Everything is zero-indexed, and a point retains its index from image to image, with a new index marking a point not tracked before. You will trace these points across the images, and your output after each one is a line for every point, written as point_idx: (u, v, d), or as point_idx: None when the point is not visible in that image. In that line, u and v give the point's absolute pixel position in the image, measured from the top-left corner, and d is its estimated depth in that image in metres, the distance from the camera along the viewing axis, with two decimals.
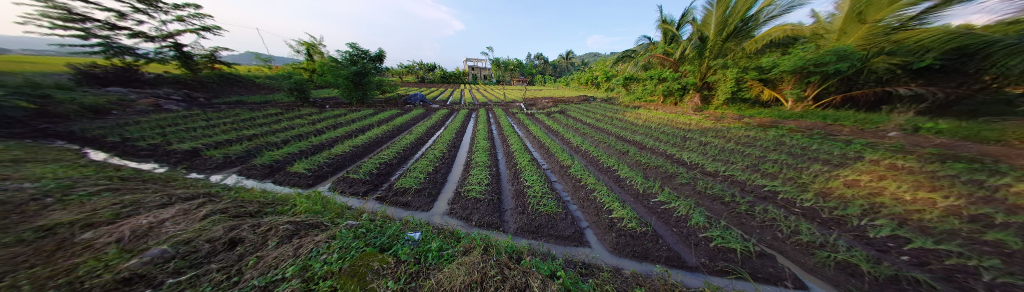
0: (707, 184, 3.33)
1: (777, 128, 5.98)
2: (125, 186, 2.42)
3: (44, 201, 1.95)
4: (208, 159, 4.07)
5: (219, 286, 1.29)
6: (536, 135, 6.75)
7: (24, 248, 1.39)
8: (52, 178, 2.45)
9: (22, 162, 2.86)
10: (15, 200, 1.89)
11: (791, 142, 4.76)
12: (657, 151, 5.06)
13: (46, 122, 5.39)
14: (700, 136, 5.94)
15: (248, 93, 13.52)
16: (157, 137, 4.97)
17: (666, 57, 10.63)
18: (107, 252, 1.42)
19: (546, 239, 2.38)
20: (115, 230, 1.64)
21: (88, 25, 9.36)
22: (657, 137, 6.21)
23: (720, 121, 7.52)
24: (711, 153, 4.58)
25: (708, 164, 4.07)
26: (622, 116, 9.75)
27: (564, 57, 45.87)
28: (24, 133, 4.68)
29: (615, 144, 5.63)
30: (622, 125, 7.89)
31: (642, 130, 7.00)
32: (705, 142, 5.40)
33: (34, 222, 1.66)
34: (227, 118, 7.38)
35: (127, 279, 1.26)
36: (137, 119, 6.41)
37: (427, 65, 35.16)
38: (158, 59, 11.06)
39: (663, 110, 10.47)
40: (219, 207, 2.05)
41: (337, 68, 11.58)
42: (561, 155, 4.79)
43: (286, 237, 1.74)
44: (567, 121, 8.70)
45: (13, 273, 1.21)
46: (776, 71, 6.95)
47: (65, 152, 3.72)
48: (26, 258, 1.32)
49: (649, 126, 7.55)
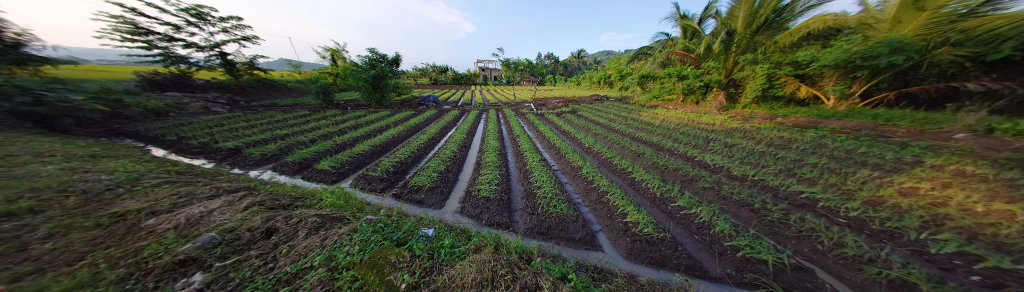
0: (732, 188, 3.12)
1: (816, 129, 5.41)
2: (180, 179, 2.76)
3: (116, 191, 2.28)
4: (248, 156, 4.51)
5: (259, 271, 1.45)
6: (547, 135, 6.67)
7: (100, 231, 1.64)
8: (124, 171, 2.85)
9: (99, 157, 3.36)
10: (95, 190, 2.23)
11: (832, 144, 4.27)
12: (677, 153, 4.78)
13: (117, 123, 6.29)
14: (725, 137, 5.53)
15: (282, 96, 14.74)
16: (205, 136, 5.59)
17: (687, 54, 10.12)
18: (167, 237, 1.64)
19: (555, 241, 2.35)
20: (173, 217, 1.88)
21: (150, 37, 10.76)
22: (676, 138, 5.88)
23: (749, 121, 6.97)
24: (738, 156, 4.24)
25: (735, 167, 3.77)
26: (637, 116, 9.37)
27: (576, 55, 44.99)
28: (101, 133, 5.52)
29: (629, 145, 5.43)
30: (637, 125, 7.56)
31: (659, 131, 6.67)
32: (731, 144, 5.03)
33: (110, 209, 1.94)
34: (263, 119, 8.13)
35: (182, 261, 1.44)
36: (188, 120, 7.24)
37: (440, 67, 36.35)
38: (206, 67, 12.43)
39: (683, 110, 9.90)
40: (258, 199, 2.27)
41: (357, 72, 12.19)
42: (571, 156, 4.70)
43: (314, 229, 1.88)
44: (578, 122, 8.51)
45: (91, 253, 1.43)
46: (815, 66, 6.32)
47: (133, 149, 4.32)
48: (103, 240, 1.55)
49: (667, 127, 7.17)
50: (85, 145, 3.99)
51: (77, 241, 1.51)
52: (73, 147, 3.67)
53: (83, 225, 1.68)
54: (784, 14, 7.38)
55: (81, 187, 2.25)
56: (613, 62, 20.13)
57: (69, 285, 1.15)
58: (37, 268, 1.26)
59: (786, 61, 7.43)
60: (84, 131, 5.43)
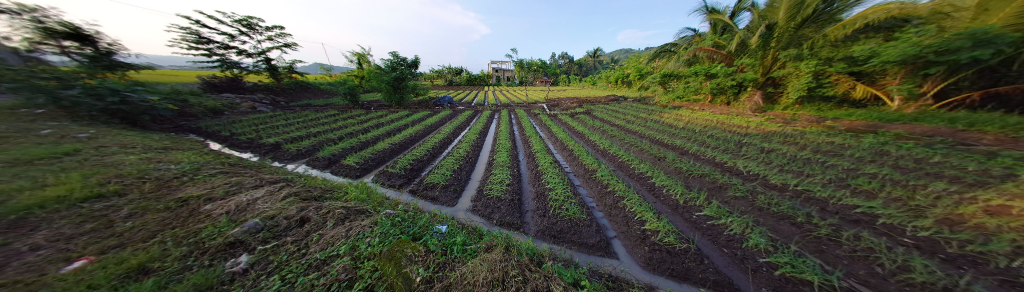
0: (770, 198, 2.81)
1: (876, 134, 4.69)
2: (231, 170, 3.14)
3: (181, 179, 2.66)
4: (286, 151, 5.01)
5: (294, 256, 1.61)
6: (560, 136, 6.55)
7: (168, 214, 1.94)
8: (188, 162, 3.31)
9: (169, 149, 3.95)
10: (167, 178, 2.63)
11: (895, 151, 3.67)
12: (704, 159, 4.43)
13: (183, 121, 7.33)
14: (760, 142, 5.00)
15: (315, 97, 16.25)
16: (251, 133, 6.32)
17: (717, 50, 9.65)
18: (219, 221, 1.88)
19: (567, 245, 2.29)
20: (225, 203, 2.15)
21: (210, 46, 12.41)
22: (702, 141, 5.44)
23: (791, 123, 6.25)
24: (777, 163, 3.80)
25: (772, 175, 3.40)
26: (659, 117, 8.83)
27: (591, 54, 43.76)
28: (172, 129, 6.47)
29: (649, 148, 5.14)
30: (657, 127, 7.13)
31: (682, 133, 6.24)
32: (768, 149, 4.53)
33: (178, 194, 2.29)
34: (299, 118, 8.97)
35: (230, 243, 1.66)
36: (238, 118, 8.22)
37: (454, 69, 37.34)
38: (254, 71, 14.02)
39: (712, 111, 9.20)
40: (294, 190, 2.51)
41: (380, 75, 12.98)
42: (585, 158, 4.57)
43: (340, 220, 2.04)
44: (593, 123, 8.25)
45: (162, 232, 1.70)
46: (875, 62, 5.50)
47: (194, 143, 5.01)
48: (170, 221, 1.84)
49: (691, 129, 6.67)
50: (159, 139, 4.71)
51: (151, 221, 1.81)
52: (149, 141, 4.34)
53: (157, 207, 2.01)
54: (835, 4, 6.51)
55: (156, 175, 2.67)
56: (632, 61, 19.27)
57: (143, 260, 1.39)
58: (120, 243, 1.54)
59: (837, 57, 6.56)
60: (158, 127, 6.40)
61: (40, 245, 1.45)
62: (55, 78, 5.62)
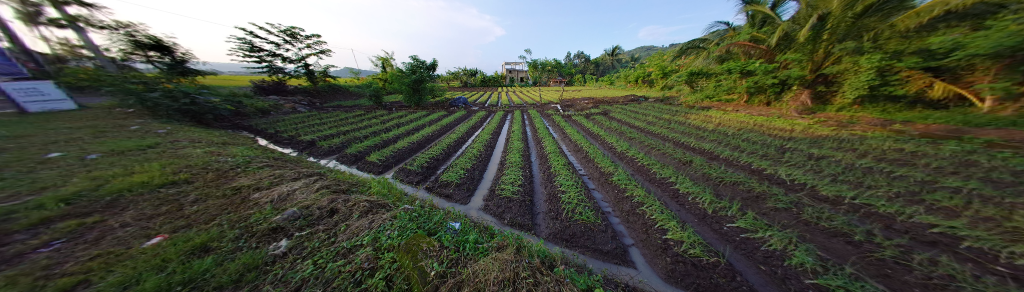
0: (821, 212, 2.45)
1: (963, 140, 3.89)
2: (275, 164, 3.54)
3: (236, 170, 3.06)
4: (320, 147, 5.52)
5: (324, 243, 1.78)
6: (574, 137, 6.37)
7: (225, 200, 2.25)
8: (241, 155, 3.78)
9: (226, 144, 4.55)
10: (225, 168, 3.05)
11: (987, 161, 3.00)
12: (737, 165, 4.02)
13: (237, 119, 8.39)
14: (808, 147, 4.40)
15: (347, 98, 17.65)
16: (291, 131, 7.05)
17: (758, 45, 8.73)
18: (264, 209, 2.14)
19: (580, 250, 2.22)
20: (269, 193, 2.43)
21: (260, 54, 14.07)
22: (736, 146, 4.95)
23: (846, 127, 5.44)
24: (829, 172, 3.31)
25: (824, 186, 2.96)
26: (685, 119, 8.22)
27: (608, 52, 42.22)
28: (229, 126, 7.43)
29: (673, 152, 4.80)
30: (682, 130, 6.62)
31: (711, 136, 5.73)
32: (817, 156, 3.98)
33: (232, 183, 2.64)
34: (332, 118, 9.84)
35: (273, 230, 1.88)
36: (281, 118, 9.21)
37: (470, 70, 38.18)
38: (295, 75, 15.61)
39: (748, 112, 8.38)
40: (327, 183, 2.76)
41: (401, 77, 13.67)
42: (601, 161, 4.41)
43: (363, 212, 2.19)
44: (609, 124, 7.94)
45: (219, 216, 1.98)
46: (961, 55, 4.60)
47: (245, 139, 5.72)
48: (226, 207, 2.13)
49: (723, 132, 6.08)
50: (219, 135, 5.45)
51: (212, 206, 2.12)
52: (212, 136, 5.04)
53: (216, 194, 2.34)
54: None
55: (217, 166, 3.11)
56: (655, 59, 18.17)
57: (204, 240, 1.66)
58: (187, 224, 1.83)
59: (908, 49, 5.52)
60: (219, 125, 7.40)
61: (128, 222, 1.79)
62: (141, 83, 6.95)
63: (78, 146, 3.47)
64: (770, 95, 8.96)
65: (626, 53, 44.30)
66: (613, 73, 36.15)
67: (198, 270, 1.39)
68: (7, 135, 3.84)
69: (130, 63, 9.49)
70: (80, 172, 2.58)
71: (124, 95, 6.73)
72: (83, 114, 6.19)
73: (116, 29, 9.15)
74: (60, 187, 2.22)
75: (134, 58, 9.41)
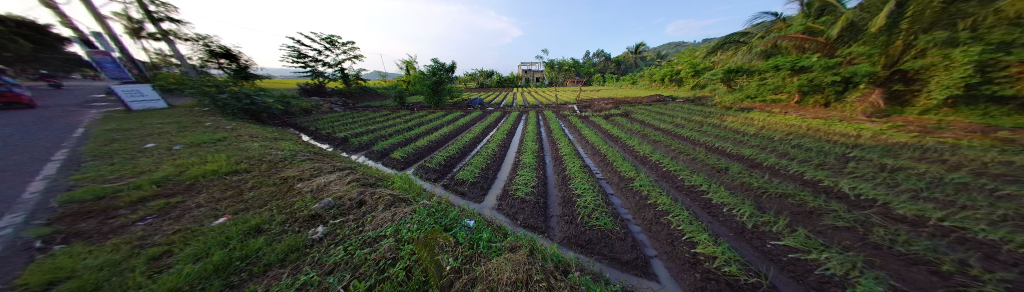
0: (895, 233, 2.03)
1: None
2: (315, 157, 3.95)
3: (284, 162, 3.48)
4: (352, 144, 6.04)
5: (354, 231, 1.93)
6: (592, 139, 6.13)
7: (273, 188, 2.56)
8: (286, 148, 4.28)
9: (275, 138, 5.19)
10: (275, 160, 3.48)
11: None
12: (786, 175, 3.52)
13: (286, 117, 9.54)
14: (878, 156, 3.70)
15: (375, 99, 19.09)
16: (328, 128, 7.83)
17: (815, 38, 7.60)
18: (305, 198, 2.39)
19: (596, 257, 2.11)
20: (309, 183, 2.72)
21: (306, 59, 15.77)
22: (783, 153, 4.35)
23: (933, 133, 4.49)
24: (909, 187, 2.73)
25: (900, 203, 2.45)
26: (720, 121, 7.46)
27: (631, 50, 40.02)
28: (279, 124, 8.48)
29: (705, 157, 4.37)
30: (715, 133, 6.00)
31: (751, 141, 5.11)
32: (891, 167, 3.33)
33: (280, 173, 3.00)
34: (363, 117, 10.71)
35: (313, 217, 2.11)
36: (322, 117, 10.28)
37: (486, 72, 38.84)
38: (333, 78, 17.25)
39: (799, 115, 7.33)
40: (356, 177, 3.00)
41: (423, 79, 14.37)
42: (620, 165, 4.19)
43: (387, 205, 2.34)
44: (631, 125, 7.51)
45: (269, 202, 2.27)
46: None
47: (291, 134, 6.49)
48: (276, 194, 2.44)
49: (765, 137, 5.39)
50: (271, 131, 6.27)
51: (265, 193, 2.44)
52: (265, 132, 5.81)
53: (268, 183, 2.68)
54: None
55: (269, 158, 3.57)
56: (687, 57, 16.75)
57: (257, 223, 1.91)
58: (244, 208, 2.13)
59: None
60: (271, 123, 8.48)
61: (201, 203, 2.14)
62: (215, 85, 8.25)
63: (167, 138, 4.24)
64: (829, 95, 7.76)
65: (651, 50, 41.65)
66: (636, 72, 34.15)
67: (254, 249, 1.62)
68: (121, 128, 4.83)
69: (206, 69, 11.38)
70: (167, 160, 3.15)
71: (204, 97, 8.07)
72: (173, 112, 7.54)
73: (198, 41, 11.04)
74: (152, 171, 2.74)
75: (209, 65, 11.26)
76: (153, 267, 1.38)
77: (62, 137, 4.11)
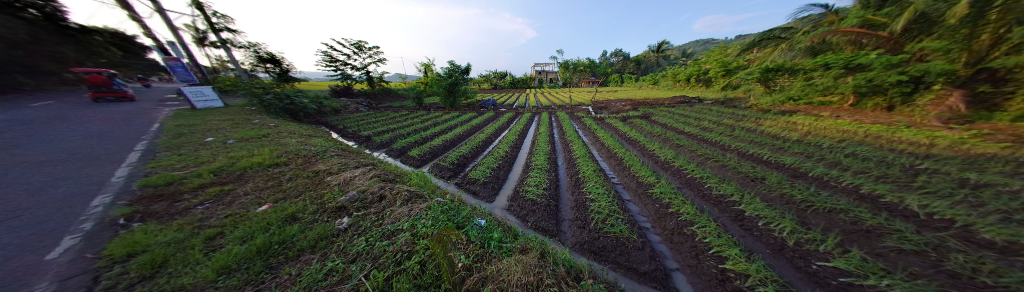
0: (977, 261, 1.70)
1: None
2: (342, 153, 4.27)
3: (316, 157, 3.80)
4: (374, 142, 6.45)
5: (374, 224, 2.04)
6: (609, 142, 5.90)
7: (306, 181, 2.81)
8: (317, 144, 4.68)
9: (308, 135, 5.67)
10: (308, 155, 3.82)
11: None
12: (835, 187, 3.10)
13: (320, 116, 10.45)
14: (958, 169, 3.11)
15: (397, 99, 20.15)
16: (354, 127, 8.42)
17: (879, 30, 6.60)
18: (333, 191, 2.59)
19: (610, 266, 2.02)
20: (336, 177, 2.93)
21: (336, 63, 17.05)
22: (833, 162, 3.82)
23: None
24: (1005, 207, 2.24)
25: (991, 225, 2.03)
26: (755, 125, 6.78)
27: (654, 49, 37.90)
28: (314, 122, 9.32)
29: (737, 165, 3.99)
30: (747, 139, 5.46)
31: (794, 148, 4.56)
32: (975, 183, 2.79)
33: (312, 167, 3.29)
34: (385, 116, 11.38)
35: (340, 209, 2.27)
36: (350, 116, 11.10)
37: (500, 73, 39.11)
38: (360, 81, 18.50)
39: (854, 119, 6.41)
40: (376, 172, 3.18)
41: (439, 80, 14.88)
42: (639, 169, 3.98)
43: (404, 200, 2.45)
44: (651, 128, 7.09)
45: (302, 193, 2.49)
46: None
47: (322, 131, 7.10)
48: (308, 186, 2.67)
49: (808, 144, 4.79)
50: (306, 128, 6.90)
51: (299, 185, 2.68)
52: (301, 129, 6.41)
53: (302, 175, 2.95)
54: None
55: (303, 152, 3.92)
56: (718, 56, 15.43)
57: (292, 212, 2.10)
58: (282, 198, 2.36)
59: None
60: (308, 121, 9.36)
61: (248, 192, 2.42)
62: (262, 87, 9.30)
63: (222, 133, 4.85)
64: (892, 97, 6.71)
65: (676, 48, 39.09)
66: (659, 72, 32.21)
67: (290, 235, 1.79)
68: (188, 124, 5.62)
69: (255, 73, 12.82)
70: (222, 152, 3.61)
71: (253, 98, 9.11)
72: (229, 111, 8.61)
73: (249, 48, 12.50)
74: (210, 162, 3.15)
75: (258, 69, 12.69)
76: (209, 246, 1.59)
77: (144, 130, 4.89)
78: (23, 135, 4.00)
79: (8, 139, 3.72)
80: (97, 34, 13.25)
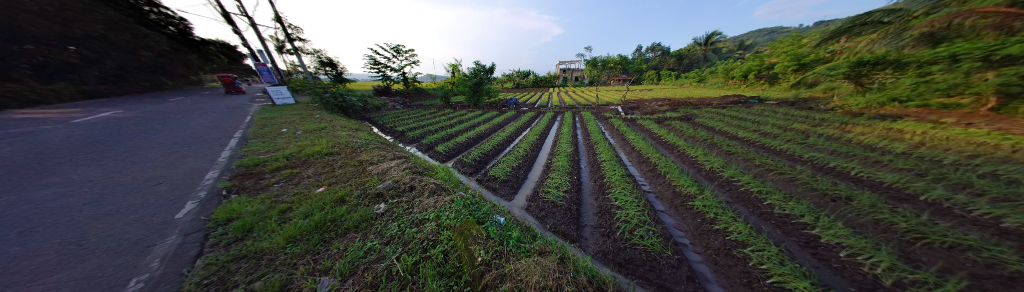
0: None
1: None
2: (380, 146, 4.76)
3: (360, 148, 4.30)
4: (406, 137, 7.04)
5: (404, 212, 2.22)
6: (642, 145, 5.39)
7: (351, 169, 3.20)
8: (360, 137, 5.29)
9: (354, 129, 6.47)
10: (354, 146, 4.34)
11: None
12: (961, 217, 2.33)
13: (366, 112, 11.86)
14: None
15: (429, 98, 21.56)
16: (390, 123, 9.31)
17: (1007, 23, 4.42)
18: (372, 179, 2.89)
19: (637, 281, 1.84)
20: (374, 167, 3.26)
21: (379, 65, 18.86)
22: (957, 184, 2.89)
23: None
24: None
25: None
26: (840, 132, 5.47)
27: (700, 42, 33.50)
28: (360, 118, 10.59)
29: (811, 180, 3.27)
30: (821, 149, 4.45)
31: (897, 163, 3.55)
32: None
33: (357, 157, 3.72)
34: (417, 114, 12.33)
35: (377, 196, 2.53)
36: (389, 113, 12.34)
37: (524, 72, 38.84)
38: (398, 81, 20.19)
39: (1001, 127, 4.74)
40: (407, 165, 3.45)
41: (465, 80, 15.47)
42: (677, 178, 3.56)
43: (431, 192, 2.63)
44: (692, 132, 6.28)
45: (348, 180, 2.83)
46: None
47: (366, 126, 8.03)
48: (353, 173, 3.04)
49: (915, 159, 3.71)
50: (354, 123, 7.90)
51: (346, 172, 3.06)
52: (348, 123, 7.35)
53: (349, 164, 3.37)
54: None
55: (349, 144, 4.47)
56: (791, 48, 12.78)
57: (340, 195, 2.41)
58: (332, 182, 2.71)
59: None
60: (356, 116, 10.69)
61: (310, 175, 2.86)
62: (323, 88, 10.91)
63: (293, 126, 5.84)
64: None
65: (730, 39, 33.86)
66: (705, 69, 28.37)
67: (339, 215, 2.06)
68: (268, 117, 6.90)
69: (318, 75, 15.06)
70: (291, 141, 4.35)
71: (316, 96, 10.73)
72: (300, 107, 10.31)
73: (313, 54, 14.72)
74: (283, 149, 3.80)
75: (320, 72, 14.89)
76: (281, 218, 1.92)
77: (240, 121, 6.18)
78: (168, 123, 5.41)
79: (160, 126, 5.07)
80: (213, 45, 17.19)
